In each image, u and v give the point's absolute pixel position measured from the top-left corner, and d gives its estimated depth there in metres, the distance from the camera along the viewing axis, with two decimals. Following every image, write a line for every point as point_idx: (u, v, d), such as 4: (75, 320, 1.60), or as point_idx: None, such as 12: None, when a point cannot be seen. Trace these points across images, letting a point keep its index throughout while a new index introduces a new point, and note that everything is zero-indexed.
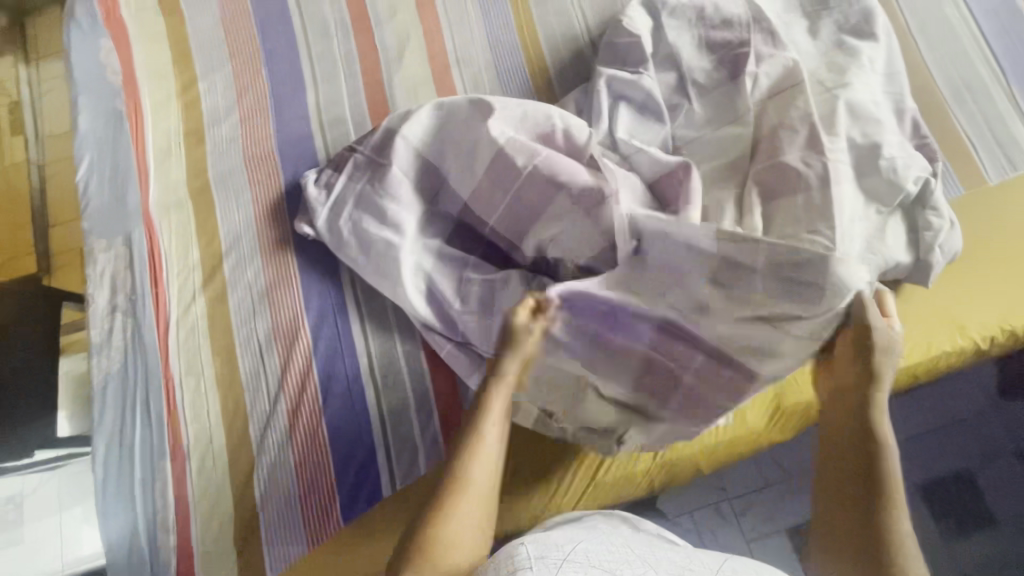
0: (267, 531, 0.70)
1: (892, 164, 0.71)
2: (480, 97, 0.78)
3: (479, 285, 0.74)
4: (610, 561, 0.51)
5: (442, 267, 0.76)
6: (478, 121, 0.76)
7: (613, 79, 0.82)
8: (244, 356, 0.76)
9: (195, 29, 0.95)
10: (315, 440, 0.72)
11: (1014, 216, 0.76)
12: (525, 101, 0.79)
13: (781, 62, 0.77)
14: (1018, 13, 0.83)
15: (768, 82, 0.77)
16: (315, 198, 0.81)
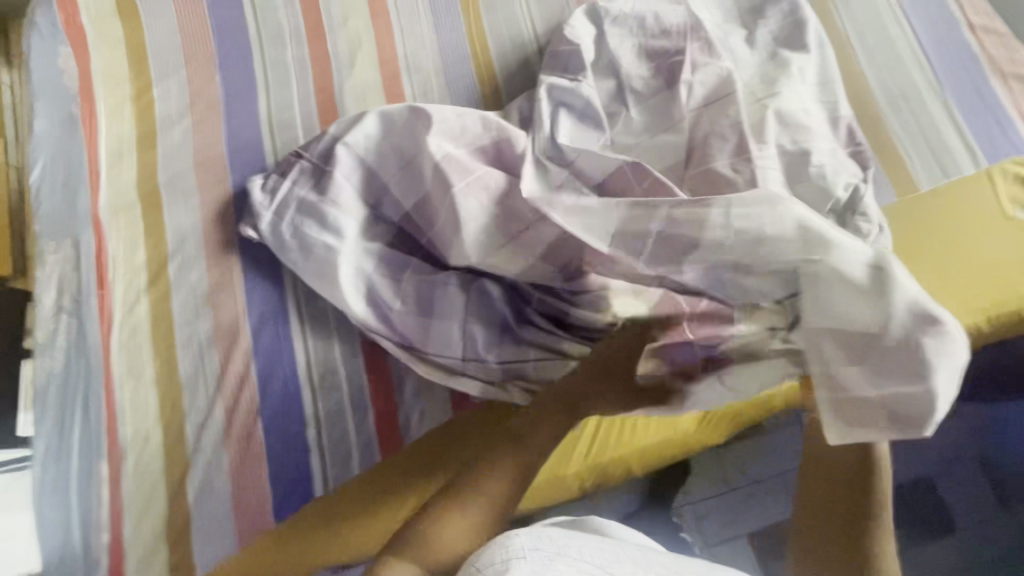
0: (199, 529, 0.70)
1: (820, 171, 0.72)
2: (419, 105, 0.80)
3: (417, 288, 0.76)
4: (604, 555, 0.51)
5: (380, 269, 0.77)
6: (418, 129, 0.78)
7: (553, 87, 0.81)
8: (184, 356, 0.78)
9: (153, 36, 0.97)
10: (250, 439, 0.73)
11: (959, 229, 0.75)
12: (463, 109, 0.81)
13: (716, 71, 0.78)
14: (954, 23, 0.84)
15: (702, 90, 0.78)
16: (259, 202, 0.82)
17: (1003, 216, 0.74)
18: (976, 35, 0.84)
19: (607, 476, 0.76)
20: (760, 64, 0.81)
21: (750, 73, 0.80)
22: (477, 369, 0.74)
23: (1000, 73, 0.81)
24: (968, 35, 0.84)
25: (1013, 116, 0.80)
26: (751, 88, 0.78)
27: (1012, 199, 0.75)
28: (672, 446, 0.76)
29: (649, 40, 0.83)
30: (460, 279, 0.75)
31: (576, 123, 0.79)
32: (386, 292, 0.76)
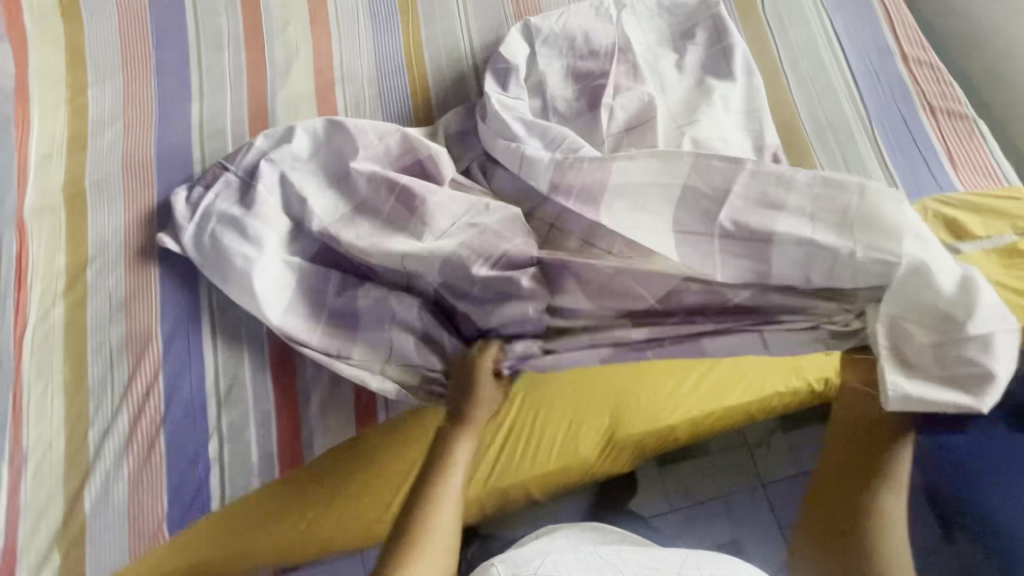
0: (93, 539, 0.70)
1: None
2: (339, 119, 0.82)
3: (338, 301, 0.74)
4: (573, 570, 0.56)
5: (299, 278, 0.75)
6: (347, 150, 0.81)
7: (495, 103, 0.78)
8: (95, 363, 0.78)
9: (93, 37, 0.97)
10: (151, 449, 0.73)
11: None
12: (386, 128, 0.81)
13: (639, 96, 0.77)
14: (887, 54, 0.84)
15: (624, 115, 0.77)
16: (182, 215, 0.81)
17: None
18: (908, 66, 0.83)
19: (514, 499, 0.76)
20: (687, 89, 0.79)
21: (678, 97, 0.79)
22: (384, 381, 0.72)
23: (928, 109, 0.81)
24: (901, 66, 0.83)
25: (938, 150, 0.79)
26: (674, 114, 0.77)
27: None
28: (575, 473, 0.76)
29: (577, 61, 0.82)
30: (377, 291, 0.73)
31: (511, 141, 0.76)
32: (306, 305, 0.74)
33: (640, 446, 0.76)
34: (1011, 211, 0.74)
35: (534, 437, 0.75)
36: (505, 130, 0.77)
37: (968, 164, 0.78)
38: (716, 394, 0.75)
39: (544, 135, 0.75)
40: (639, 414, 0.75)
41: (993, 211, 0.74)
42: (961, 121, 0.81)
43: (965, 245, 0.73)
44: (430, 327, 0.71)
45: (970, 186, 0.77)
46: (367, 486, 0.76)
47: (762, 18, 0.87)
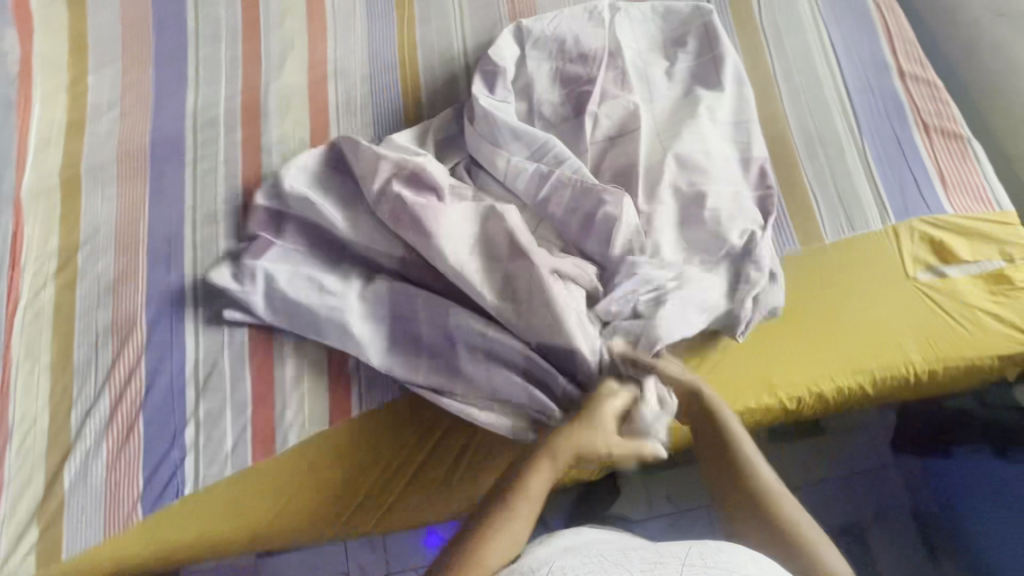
0: (70, 515, 0.72)
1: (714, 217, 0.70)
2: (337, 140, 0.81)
3: (432, 342, 0.72)
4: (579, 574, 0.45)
5: (394, 314, 0.74)
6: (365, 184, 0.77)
7: (479, 105, 0.78)
8: (81, 344, 0.80)
9: (95, 24, 0.99)
10: (130, 431, 0.75)
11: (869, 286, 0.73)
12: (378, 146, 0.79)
13: (625, 105, 0.77)
14: (884, 69, 0.82)
15: (608, 124, 0.77)
16: (243, 289, 0.77)
17: (904, 276, 0.73)
18: (905, 82, 0.81)
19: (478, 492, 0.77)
20: (674, 99, 0.79)
21: (665, 107, 0.78)
22: (490, 416, 0.71)
23: (923, 127, 0.79)
24: (897, 82, 0.81)
25: (930, 170, 0.77)
26: (658, 126, 0.77)
27: (915, 260, 0.73)
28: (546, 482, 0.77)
29: (566, 65, 0.82)
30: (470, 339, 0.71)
31: (495, 145, 0.76)
32: (411, 354, 0.73)
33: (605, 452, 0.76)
34: (1000, 237, 0.73)
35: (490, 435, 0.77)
36: (491, 133, 0.77)
37: (960, 186, 0.76)
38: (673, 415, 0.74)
39: (527, 143, 0.75)
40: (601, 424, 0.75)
41: (983, 236, 0.73)
42: (955, 141, 0.79)
43: (951, 269, 0.72)
44: (543, 372, 0.70)
45: (960, 208, 0.75)
46: (333, 475, 0.76)
47: (758, 27, 0.86)
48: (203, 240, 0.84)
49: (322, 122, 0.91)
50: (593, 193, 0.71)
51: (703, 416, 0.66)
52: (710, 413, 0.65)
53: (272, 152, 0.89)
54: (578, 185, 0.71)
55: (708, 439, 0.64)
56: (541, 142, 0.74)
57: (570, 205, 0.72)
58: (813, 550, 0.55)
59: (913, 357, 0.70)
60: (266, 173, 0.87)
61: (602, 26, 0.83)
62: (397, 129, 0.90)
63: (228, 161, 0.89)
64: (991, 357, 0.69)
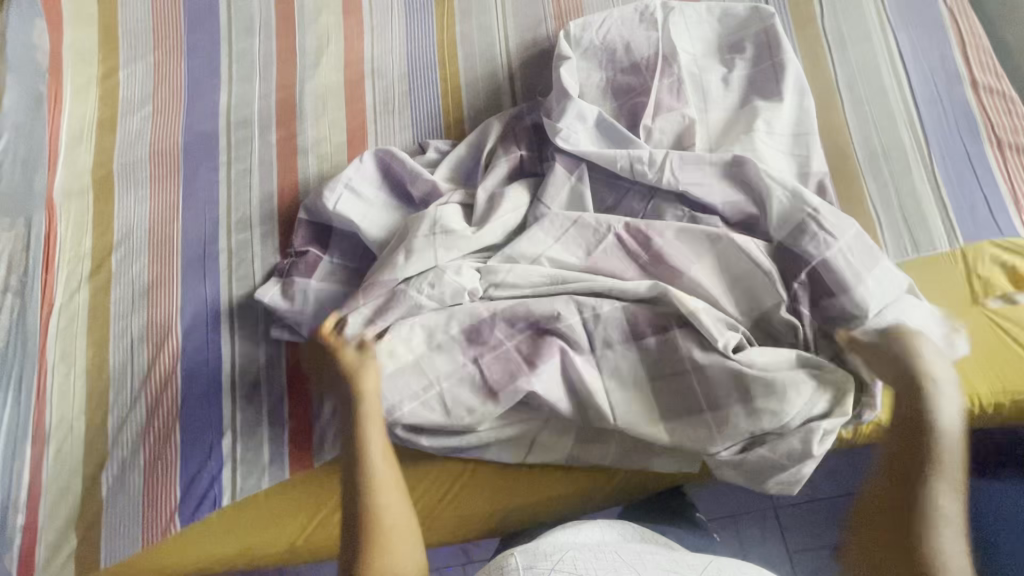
0: (108, 525, 0.72)
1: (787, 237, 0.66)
2: (393, 161, 0.81)
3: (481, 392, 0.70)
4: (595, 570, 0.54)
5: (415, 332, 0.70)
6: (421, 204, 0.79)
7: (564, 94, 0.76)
8: (116, 350, 0.79)
9: (126, 15, 0.96)
10: (167, 440, 0.75)
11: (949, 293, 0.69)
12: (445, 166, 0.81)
13: (682, 117, 0.73)
14: (956, 78, 0.78)
15: (662, 138, 0.73)
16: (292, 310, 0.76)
17: (973, 302, 0.68)
18: (978, 93, 0.77)
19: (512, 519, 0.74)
20: (729, 109, 0.75)
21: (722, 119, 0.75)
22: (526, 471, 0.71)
23: (996, 142, 0.75)
24: (970, 93, 0.77)
25: (1002, 189, 0.73)
26: (713, 140, 0.74)
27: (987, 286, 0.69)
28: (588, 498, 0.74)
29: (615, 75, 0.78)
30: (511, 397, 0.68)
31: (578, 133, 0.74)
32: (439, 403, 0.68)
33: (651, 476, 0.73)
34: None
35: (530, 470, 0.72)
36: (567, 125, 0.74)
37: None
38: None
39: (612, 140, 0.74)
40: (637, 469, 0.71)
41: None
42: None
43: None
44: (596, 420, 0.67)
45: None
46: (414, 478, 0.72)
47: (819, 31, 0.81)
48: (238, 246, 0.83)
49: (359, 123, 0.88)
50: (677, 195, 0.70)
51: (909, 421, 0.61)
52: (926, 429, 0.60)
53: (308, 155, 0.86)
54: (667, 184, 0.69)
55: (910, 454, 0.60)
56: (631, 140, 0.73)
57: (647, 196, 0.72)
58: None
59: (979, 389, 0.66)
60: (302, 177, 0.85)
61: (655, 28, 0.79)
62: (437, 133, 0.87)
63: (263, 162, 0.86)
64: None
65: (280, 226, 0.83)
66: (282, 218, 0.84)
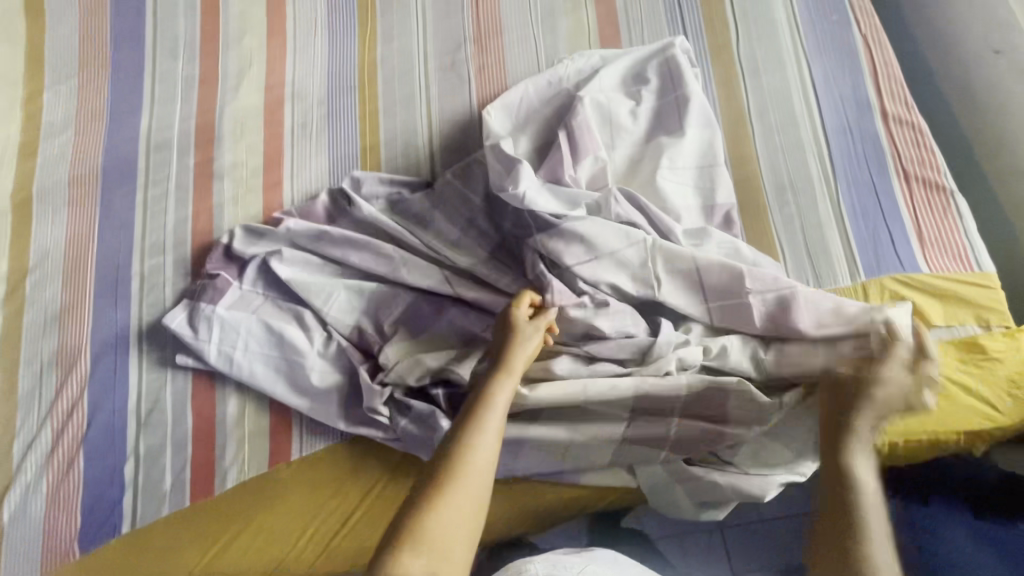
0: (9, 550, 0.72)
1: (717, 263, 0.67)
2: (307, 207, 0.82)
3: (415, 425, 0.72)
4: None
5: (350, 366, 0.75)
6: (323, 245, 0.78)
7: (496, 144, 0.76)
8: (25, 374, 0.79)
9: (52, 38, 0.96)
10: (70, 466, 0.75)
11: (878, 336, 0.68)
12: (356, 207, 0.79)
13: (598, 162, 0.72)
14: (867, 109, 0.77)
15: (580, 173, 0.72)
16: (199, 337, 0.76)
17: None
18: (887, 124, 0.76)
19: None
20: (636, 145, 0.75)
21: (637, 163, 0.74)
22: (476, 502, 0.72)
23: (903, 175, 0.74)
24: (880, 124, 0.76)
25: (907, 224, 0.72)
26: (621, 181, 0.74)
27: None
28: (535, 516, 0.73)
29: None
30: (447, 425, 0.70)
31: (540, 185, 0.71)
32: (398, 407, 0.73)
33: (583, 501, 0.72)
34: (976, 300, 0.68)
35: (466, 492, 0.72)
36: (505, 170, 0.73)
37: (937, 243, 0.71)
38: (680, 465, 0.68)
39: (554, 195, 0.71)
40: (541, 487, 0.72)
41: (959, 300, 0.68)
42: (938, 193, 0.74)
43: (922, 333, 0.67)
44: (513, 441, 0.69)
45: (936, 268, 0.70)
46: (320, 499, 0.75)
47: (734, 57, 0.81)
48: (151, 271, 0.83)
49: (276, 148, 0.87)
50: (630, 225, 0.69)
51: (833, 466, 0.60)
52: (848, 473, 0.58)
53: (224, 180, 0.86)
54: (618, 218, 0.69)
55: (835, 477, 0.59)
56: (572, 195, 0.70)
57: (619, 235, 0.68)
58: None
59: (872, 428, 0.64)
60: (217, 202, 0.85)
61: (570, 80, 0.80)
62: (353, 158, 0.86)
63: (180, 187, 0.86)
64: (953, 434, 0.64)
65: (193, 251, 0.83)
66: (196, 243, 0.84)
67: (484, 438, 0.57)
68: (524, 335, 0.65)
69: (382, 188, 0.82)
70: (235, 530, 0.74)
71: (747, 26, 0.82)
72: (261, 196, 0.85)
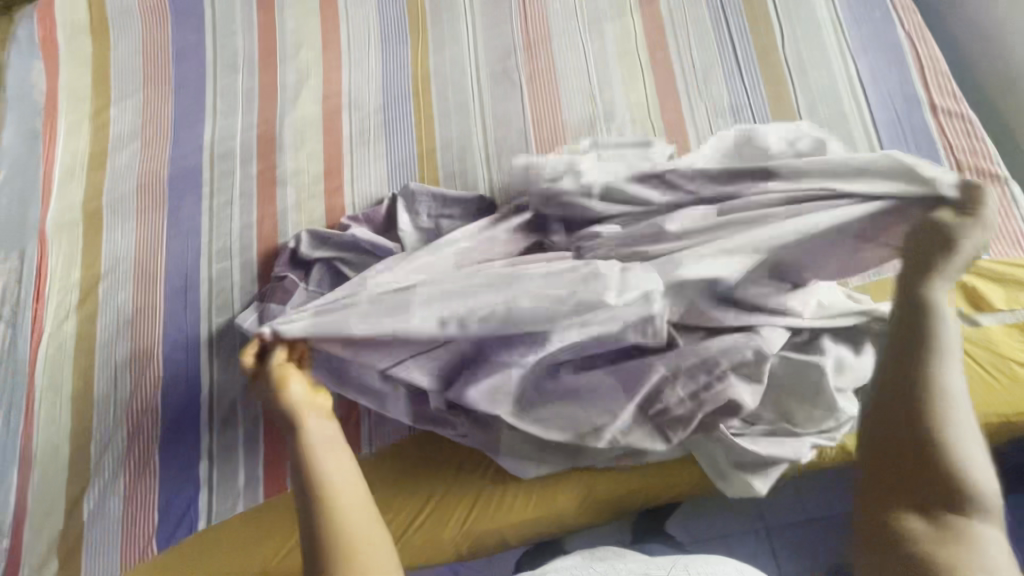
0: (90, 546, 0.74)
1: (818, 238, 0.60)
2: (370, 213, 0.85)
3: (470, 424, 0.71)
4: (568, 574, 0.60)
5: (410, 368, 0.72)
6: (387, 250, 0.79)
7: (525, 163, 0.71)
8: (100, 376, 0.82)
9: (117, 55, 1.00)
10: (147, 463, 0.77)
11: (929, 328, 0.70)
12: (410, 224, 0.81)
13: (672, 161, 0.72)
14: (915, 103, 0.79)
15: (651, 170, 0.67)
16: None
17: None
18: (936, 117, 0.79)
19: (485, 546, 0.75)
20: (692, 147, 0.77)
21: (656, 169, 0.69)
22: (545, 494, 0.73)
23: (956, 166, 0.76)
24: (929, 118, 0.79)
25: None
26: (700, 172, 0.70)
27: None
28: (604, 507, 0.74)
29: (578, 132, 0.86)
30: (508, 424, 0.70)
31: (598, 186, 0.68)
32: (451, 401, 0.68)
33: (652, 491, 0.73)
34: None
35: (540, 486, 0.73)
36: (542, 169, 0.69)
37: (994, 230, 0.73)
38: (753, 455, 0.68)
39: (578, 202, 0.67)
40: (609, 475, 0.72)
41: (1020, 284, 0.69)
42: (992, 182, 0.75)
43: (985, 317, 0.68)
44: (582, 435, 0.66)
45: (995, 254, 0.72)
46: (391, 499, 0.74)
47: (780, 59, 0.84)
48: (218, 275, 0.86)
49: (335, 155, 0.91)
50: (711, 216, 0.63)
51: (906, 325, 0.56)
52: (924, 329, 0.55)
53: (287, 186, 0.89)
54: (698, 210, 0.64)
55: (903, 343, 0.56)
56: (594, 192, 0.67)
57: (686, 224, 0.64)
58: (983, 531, 0.48)
59: None
60: (280, 207, 0.88)
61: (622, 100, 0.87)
62: (410, 162, 0.89)
63: (244, 194, 0.90)
64: (1021, 416, 0.64)
65: (259, 256, 0.86)
66: (263, 247, 0.87)
67: (339, 482, 0.55)
68: (295, 383, 0.63)
69: (432, 201, 0.82)
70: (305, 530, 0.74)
71: (792, 27, 0.85)
72: (323, 201, 0.88)
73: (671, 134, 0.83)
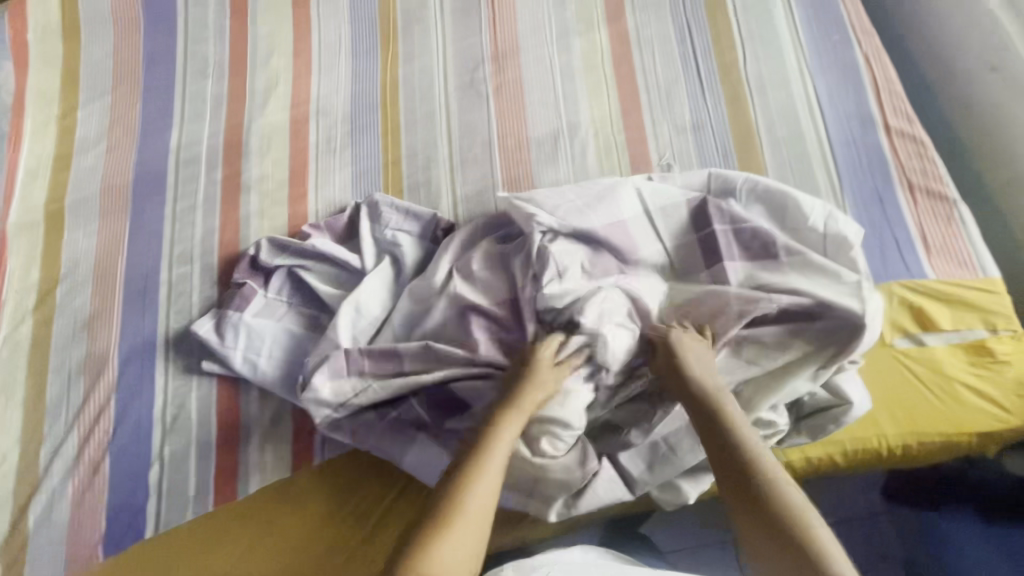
0: (33, 555, 0.73)
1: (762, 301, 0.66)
2: (332, 221, 0.85)
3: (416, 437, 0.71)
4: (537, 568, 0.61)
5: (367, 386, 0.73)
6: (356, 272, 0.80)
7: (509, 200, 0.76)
8: (54, 380, 0.81)
9: (87, 58, 1.00)
10: (97, 470, 0.76)
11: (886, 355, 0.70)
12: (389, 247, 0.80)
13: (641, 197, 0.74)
14: (870, 124, 0.81)
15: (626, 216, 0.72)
16: (225, 343, 0.78)
17: (881, 343, 0.70)
18: (891, 138, 0.80)
19: None
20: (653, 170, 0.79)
21: (615, 208, 0.73)
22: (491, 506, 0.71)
23: (908, 186, 0.77)
24: (883, 138, 0.80)
25: (913, 234, 0.75)
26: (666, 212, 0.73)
27: (894, 326, 0.70)
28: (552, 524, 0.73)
29: (541, 145, 0.87)
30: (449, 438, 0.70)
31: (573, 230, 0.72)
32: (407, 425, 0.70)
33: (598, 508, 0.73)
34: (978, 304, 0.70)
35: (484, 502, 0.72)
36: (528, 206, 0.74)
37: (942, 251, 0.74)
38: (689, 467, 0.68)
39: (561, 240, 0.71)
40: None
41: (966, 305, 0.70)
42: (942, 204, 0.76)
43: (930, 337, 0.69)
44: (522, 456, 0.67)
45: (943, 274, 0.73)
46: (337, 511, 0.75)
47: (741, 77, 0.85)
48: (178, 279, 0.85)
49: (301, 162, 0.91)
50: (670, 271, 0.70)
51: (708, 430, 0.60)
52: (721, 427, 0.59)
53: (251, 193, 0.89)
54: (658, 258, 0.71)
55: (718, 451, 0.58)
56: (556, 224, 0.71)
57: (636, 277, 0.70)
58: None
59: (885, 429, 0.66)
60: (243, 213, 0.88)
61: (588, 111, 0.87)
62: (374, 171, 0.89)
63: (208, 199, 0.89)
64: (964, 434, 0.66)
65: (219, 262, 0.86)
66: (224, 253, 0.86)
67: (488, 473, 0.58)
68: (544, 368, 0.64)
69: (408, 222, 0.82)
70: (251, 544, 0.73)
71: (754, 46, 0.87)
72: (286, 208, 0.88)
73: (632, 149, 0.84)
